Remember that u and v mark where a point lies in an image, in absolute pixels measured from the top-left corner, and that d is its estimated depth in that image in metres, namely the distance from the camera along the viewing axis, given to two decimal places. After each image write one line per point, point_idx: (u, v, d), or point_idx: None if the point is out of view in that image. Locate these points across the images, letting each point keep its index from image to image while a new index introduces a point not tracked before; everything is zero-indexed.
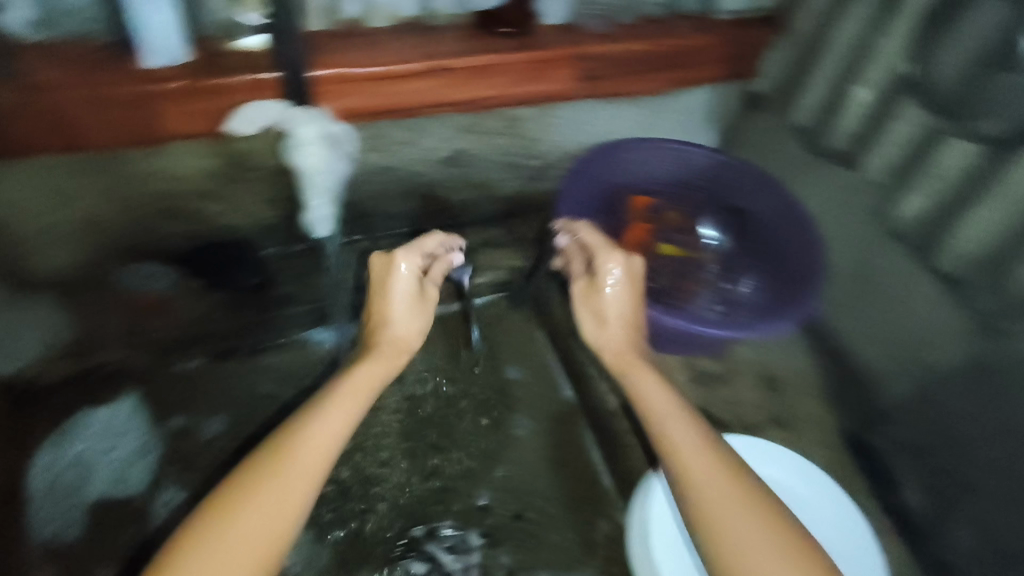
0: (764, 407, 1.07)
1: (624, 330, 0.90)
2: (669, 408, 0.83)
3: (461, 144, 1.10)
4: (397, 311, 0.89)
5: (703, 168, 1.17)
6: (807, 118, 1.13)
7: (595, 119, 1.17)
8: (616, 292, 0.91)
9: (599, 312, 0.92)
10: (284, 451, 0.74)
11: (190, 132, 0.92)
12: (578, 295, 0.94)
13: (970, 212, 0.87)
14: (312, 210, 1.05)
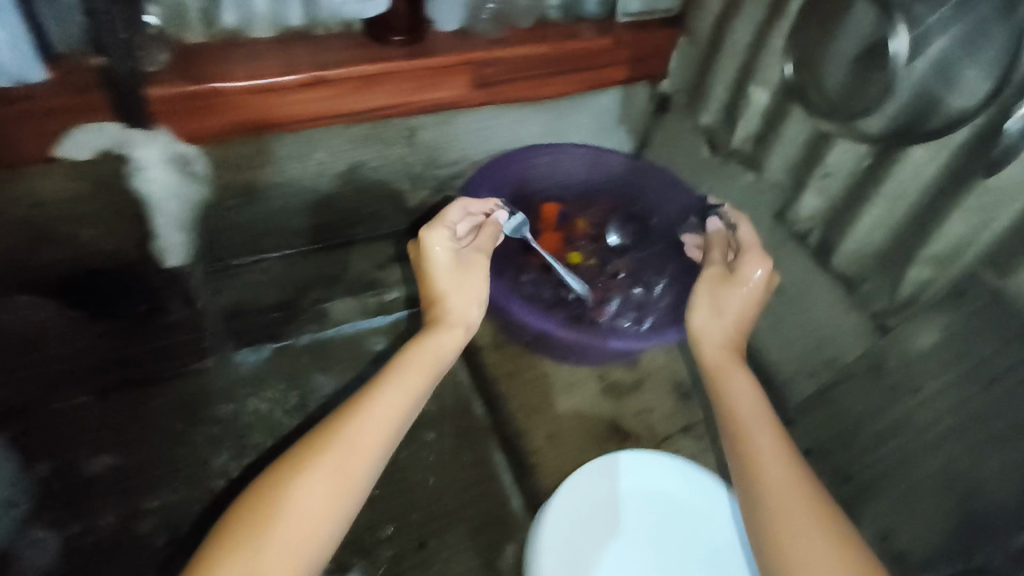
0: (676, 416, 1.03)
1: (731, 323, 0.85)
2: (744, 399, 0.80)
3: (359, 155, 1.07)
4: (456, 295, 0.87)
5: (612, 172, 1.17)
6: (711, 119, 1.12)
7: (499, 127, 1.14)
8: (752, 291, 0.84)
9: (718, 303, 0.86)
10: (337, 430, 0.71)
11: (27, 156, 0.83)
12: (705, 291, 0.87)
13: (862, 210, 0.86)
14: (163, 238, 0.99)
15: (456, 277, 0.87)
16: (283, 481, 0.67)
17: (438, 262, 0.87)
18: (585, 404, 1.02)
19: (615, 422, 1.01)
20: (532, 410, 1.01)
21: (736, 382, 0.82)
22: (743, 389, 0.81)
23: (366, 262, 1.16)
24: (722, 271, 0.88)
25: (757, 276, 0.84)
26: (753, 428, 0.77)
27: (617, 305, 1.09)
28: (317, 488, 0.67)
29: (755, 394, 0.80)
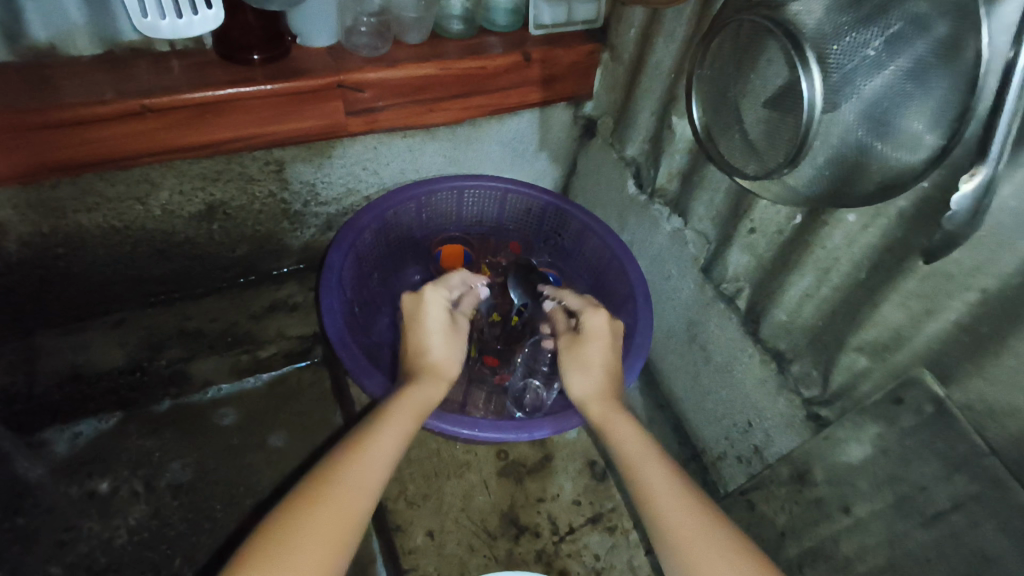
0: (587, 500, 0.88)
1: (605, 376, 0.73)
2: (633, 441, 0.65)
3: (214, 195, 0.91)
4: (447, 346, 0.74)
5: (524, 207, 1.02)
6: (636, 150, 0.96)
7: (387, 157, 0.98)
8: (599, 341, 0.76)
9: (583, 361, 0.75)
10: (330, 475, 0.57)
11: None
12: (569, 355, 0.76)
13: (789, 279, 0.72)
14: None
15: (444, 327, 0.75)
16: (270, 544, 0.51)
17: (431, 312, 0.75)
18: (478, 488, 0.87)
19: (511, 513, 0.85)
20: (412, 498, 0.85)
21: (615, 422, 0.68)
22: (628, 431, 0.67)
23: (238, 313, 1.00)
24: (571, 333, 0.79)
25: (603, 325, 0.77)
26: (641, 465, 0.63)
27: (520, 369, 0.94)
28: (312, 546, 0.51)
29: (631, 430, 0.67)
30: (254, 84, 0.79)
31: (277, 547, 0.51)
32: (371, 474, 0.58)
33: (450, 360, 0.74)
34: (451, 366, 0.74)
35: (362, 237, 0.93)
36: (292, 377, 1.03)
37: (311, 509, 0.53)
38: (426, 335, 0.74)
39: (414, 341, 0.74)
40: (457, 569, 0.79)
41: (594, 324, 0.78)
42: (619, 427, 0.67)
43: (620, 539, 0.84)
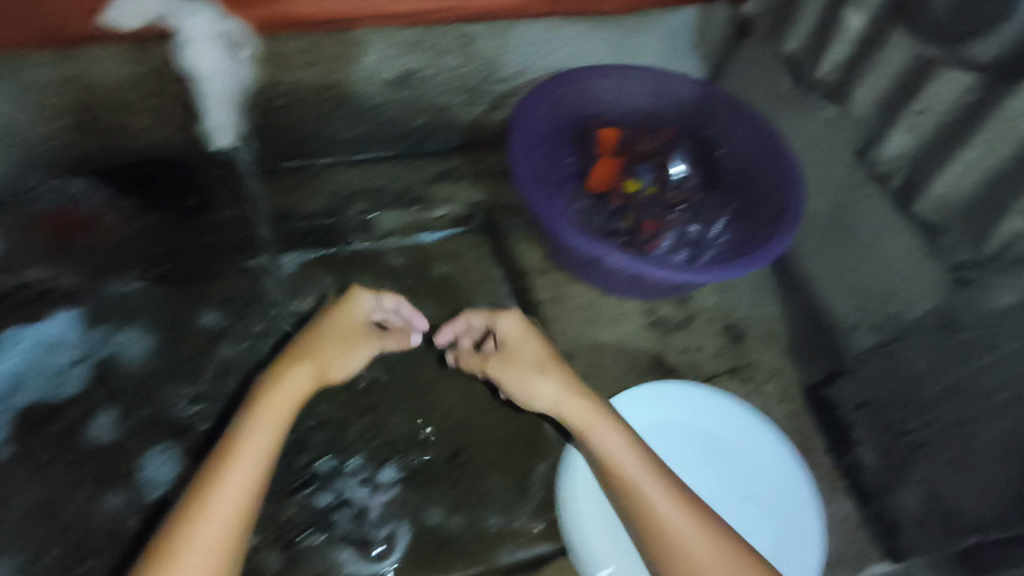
0: (724, 355, 0.99)
1: (561, 376, 0.74)
2: (622, 455, 0.70)
3: (410, 63, 1.01)
4: (339, 351, 0.78)
5: (681, 97, 1.09)
6: (797, 46, 1.03)
7: (562, 42, 1.08)
8: (535, 343, 0.77)
9: (535, 365, 0.75)
10: (194, 508, 0.64)
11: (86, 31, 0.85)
12: (514, 376, 0.74)
13: (954, 155, 0.81)
14: (212, 115, 0.97)
15: (341, 326, 0.80)
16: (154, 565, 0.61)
17: (334, 317, 0.80)
18: (629, 335, 0.99)
19: (661, 357, 0.98)
20: (575, 336, 0.98)
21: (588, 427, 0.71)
22: (616, 443, 0.71)
23: (413, 177, 1.12)
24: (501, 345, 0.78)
25: (516, 324, 0.78)
26: (640, 478, 0.69)
27: (672, 238, 1.03)
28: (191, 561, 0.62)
29: (609, 437, 0.71)
30: None
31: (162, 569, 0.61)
32: (239, 483, 0.66)
33: (345, 357, 0.78)
34: (346, 365, 0.79)
35: (540, 112, 1.03)
36: (454, 239, 1.11)
37: (179, 537, 0.62)
38: (326, 337, 0.78)
39: (309, 341, 0.77)
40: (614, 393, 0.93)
41: (512, 331, 0.78)
42: (604, 434, 0.71)
43: (752, 386, 0.97)
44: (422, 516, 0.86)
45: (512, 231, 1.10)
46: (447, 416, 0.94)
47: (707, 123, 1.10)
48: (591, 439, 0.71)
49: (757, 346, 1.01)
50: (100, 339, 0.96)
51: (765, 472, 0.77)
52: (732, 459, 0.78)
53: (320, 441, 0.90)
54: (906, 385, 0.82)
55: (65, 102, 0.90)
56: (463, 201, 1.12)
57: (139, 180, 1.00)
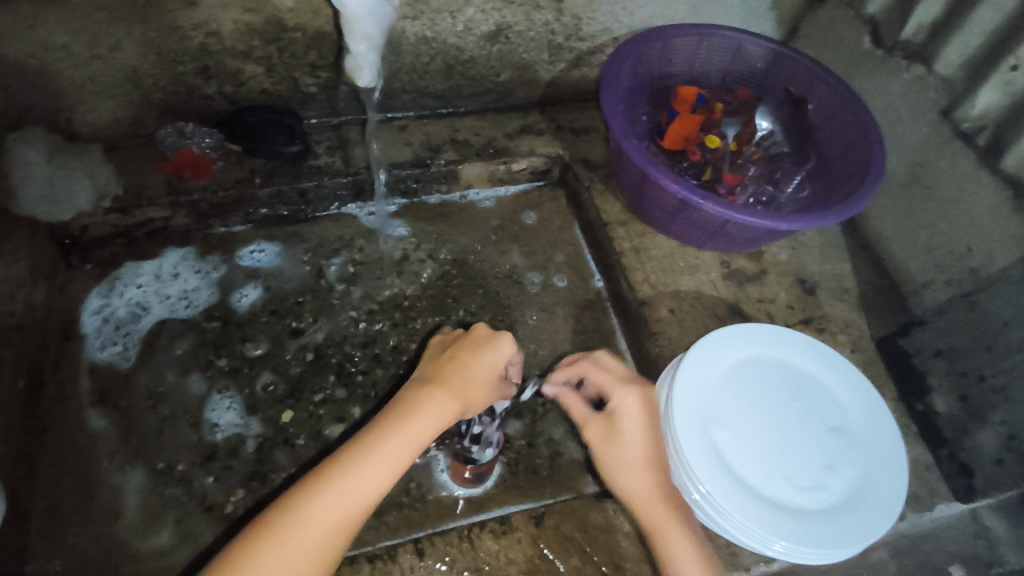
0: (798, 307, 1.02)
1: (654, 478, 0.71)
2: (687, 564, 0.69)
3: (506, 17, 1.05)
4: (474, 393, 0.71)
5: (757, 59, 1.13)
6: (879, 7, 1.05)
7: (646, 2, 1.10)
8: (639, 431, 0.72)
9: (630, 455, 0.71)
10: (306, 507, 0.62)
11: None
12: (613, 465, 0.72)
13: None
14: (356, 55, 0.76)
15: (488, 366, 0.72)
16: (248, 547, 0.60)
17: (485, 358, 0.73)
18: (706, 285, 1.03)
19: (737, 306, 1.01)
20: (656, 283, 1.02)
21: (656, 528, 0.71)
22: (682, 546, 0.70)
23: (495, 131, 1.17)
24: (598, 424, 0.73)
25: (635, 407, 0.73)
26: None
27: (750, 193, 1.06)
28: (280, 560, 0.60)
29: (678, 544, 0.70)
30: None
31: (256, 553, 0.60)
32: (350, 504, 0.63)
33: (484, 392, 0.72)
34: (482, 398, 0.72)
35: (625, 69, 1.07)
36: (533, 193, 1.20)
37: (281, 531, 0.61)
38: (474, 362, 0.72)
39: (455, 373, 0.71)
40: (696, 338, 0.97)
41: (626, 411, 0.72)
42: (673, 539, 0.70)
43: (827, 337, 0.99)
44: (516, 447, 0.92)
45: (590, 185, 1.14)
46: (532, 352, 1.02)
47: (782, 84, 1.13)
48: (664, 547, 0.70)
49: (830, 300, 1.04)
50: (216, 268, 1.05)
51: (847, 403, 0.84)
52: (818, 390, 0.84)
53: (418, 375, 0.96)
54: (1001, 335, 0.86)
55: (190, 46, 0.95)
56: (542, 156, 1.16)
57: (247, 132, 1.04)
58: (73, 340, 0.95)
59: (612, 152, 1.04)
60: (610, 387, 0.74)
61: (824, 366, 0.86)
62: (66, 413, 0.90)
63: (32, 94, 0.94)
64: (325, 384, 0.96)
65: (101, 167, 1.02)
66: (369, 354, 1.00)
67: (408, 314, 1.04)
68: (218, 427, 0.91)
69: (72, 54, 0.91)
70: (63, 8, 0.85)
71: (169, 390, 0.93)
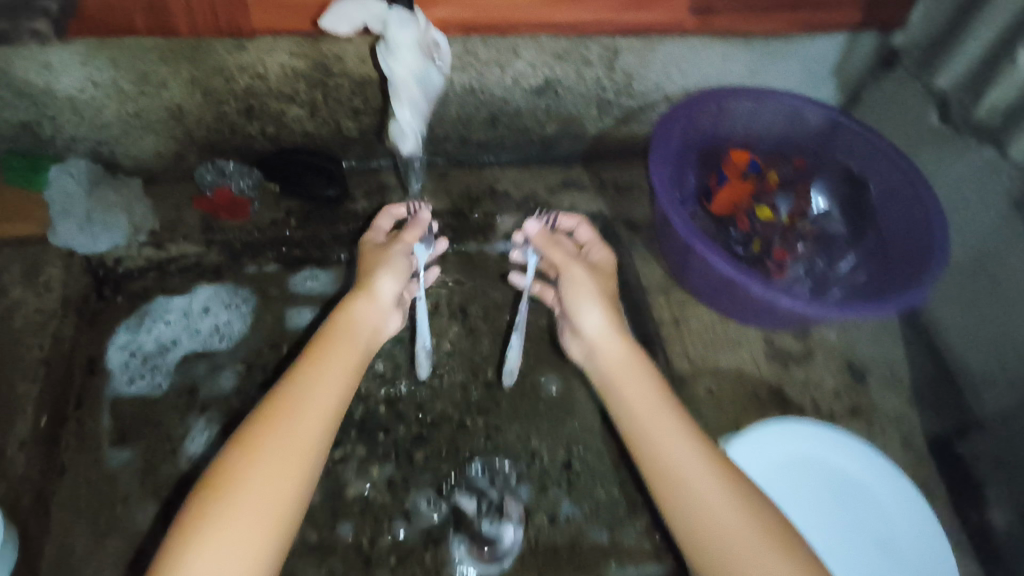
0: (846, 395, 0.96)
1: (608, 307, 0.81)
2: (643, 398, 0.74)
3: (555, 72, 1.02)
4: (386, 263, 0.82)
5: (813, 126, 1.08)
6: (950, 83, 0.99)
7: (702, 64, 1.06)
8: (600, 269, 0.87)
9: (603, 288, 0.84)
10: (282, 402, 0.67)
11: (292, 30, 0.89)
12: (577, 288, 0.83)
13: None
14: (399, 125, 0.70)
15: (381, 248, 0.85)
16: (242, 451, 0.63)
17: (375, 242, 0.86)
18: (748, 364, 0.98)
19: (781, 390, 0.96)
20: (695, 359, 0.97)
21: (617, 373, 0.77)
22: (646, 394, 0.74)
23: (537, 185, 1.15)
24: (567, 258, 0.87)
25: (606, 263, 0.89)
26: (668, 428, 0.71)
27: (800, 269, 1.01)
28: (276, 454, 0.63)
29: (644, 389, 0.74)
30: None
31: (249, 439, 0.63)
32: (323, 386, 0.69)
33: (387, 261, 0.82)
34: (391, 268, 0.82)
35: (673, 131, 1.03)
36: None
37: (268, 430, 0.64)
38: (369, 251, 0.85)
39: (363, 267, 0.83)
40: (734, 422, 0.92)
41: (600, 260, 0.89)
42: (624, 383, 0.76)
43: (877, 431, 0.93)
44: (536, 525, 0.87)
45: (631, 246, 1.10)
46: (561, 421, 0.97)
47: (840, 154, 1.08)
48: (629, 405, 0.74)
49: (882, 389, 0.97)
50: (246, 300, 1.04)
51: (895, 515, 0.78)
52: (861, 497, 0.79)
53: (440, 438, 0.94)
54: None
55: (236, 87, 0.94)
56: (583, 214, 1.13)
57: (285, 172, 1.04)
58: (97, 375, 0.94)
59: (659, 218, 1.01)
60: (591, 248, 0.91)
61: (869, 471, 0.80)
62: (84, 452, 0.88)
63: (80, 126, 0.95)
64: (345, 440, 0.93)
65: (139, 201, 1.00)
66: (393, 411, 0.96)
67: (435, 370, 1.01)
68: (198, 460, 0.90)
69: (121, 89, 0.91)
70: (116, 48, 0.86)
71: (188, 434, 0.91)
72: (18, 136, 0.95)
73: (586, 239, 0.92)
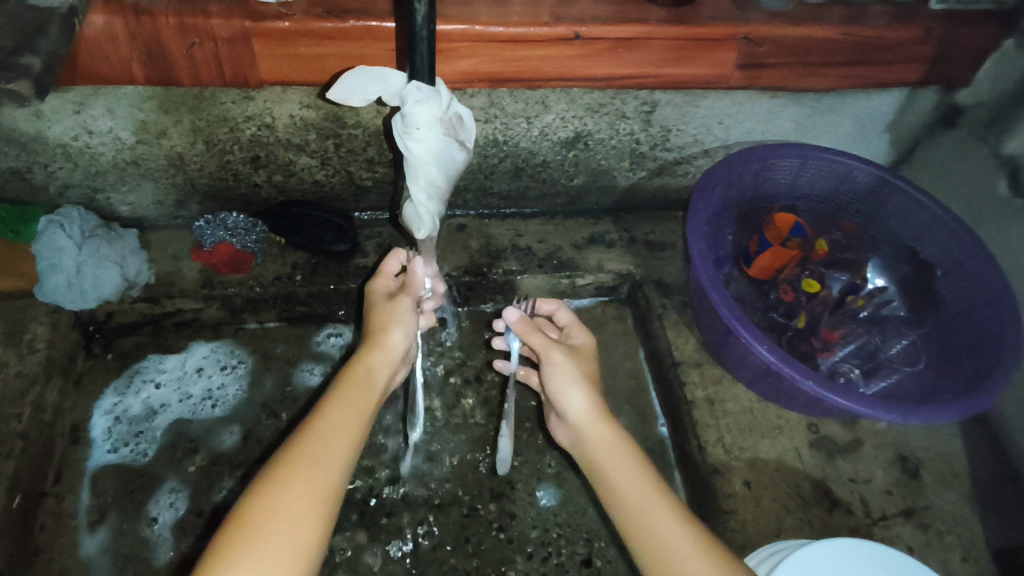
0: (898, 494, 0.87)
1: (597, 394, 0.68)
2: (648, 502, 0.60)
3: (587, 124, 0.94)
4: (394, 316, 0.70)
5: (865, 186, 0.98)
6: (1022, 149, 0.89)
7: (746, 117, 0.98)
8: (583, 350, 0.74)
9: (590, 375, 0.71)
10: (279, 480, 0.52)
11: (294, 81, 0.79)
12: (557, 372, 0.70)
13: None
14: (414, 204, 0.65)
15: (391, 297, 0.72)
16: (242, 526, 0.49)
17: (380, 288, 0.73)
18: (789, 453, 0.89)
19: (826, 486, 0.87)
20: (731, 446, 0.88)
21: (613, 471, 0.63)
22: (656, 503, 0.60)
23: (562, 239, 1.07)
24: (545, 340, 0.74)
25: (588, 343, 0.76)
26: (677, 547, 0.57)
27: (849, 349, 0.92)
28: (287, 532, 0.50)
29: (651, 497, 0.60)
30: (659, 25, 0.79)
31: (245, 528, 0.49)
32: (343, 440, 0.57)
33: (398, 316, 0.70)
34: (401, 327, 0.69)
35: (715, 191, 0.93)
36: (596, 310, 1.09)
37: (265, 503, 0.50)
38: (375, 300, 0.72)
39: (371, 318, 0.71)
40: (774, 524, 0.82)
41: (580, 342, 0.76)
42: (630, 479, 0.62)
43: (934, 538, 0.83)
44: None
45: (662, 311, 1.01)
46: (581, 510, 0.89)
47: (894, 218, 0.99)
48: (626, 507, 0.61)
49: (937, 488, 0.88)
50: (242, 361, 0.97)
51: None
52: None
53: (449, 525, 0.86)
54: None
55: (242, 137, 0.87)
56: (611, 274, 1.05)
57: (292, 224, 0.96)
58: (80, 443, 0.87)
59: (694, 287, 0.92)
60: (570, 329, 0.78)
61: None
62: (61, 533, 0.81)
63: (73, 174, 0.88)
64: (346, 525, 0.85)
65: (134, 254, 0.93)
66: (398, 493, 0.88)
67: (445, 445, 0.93)
68: (172, 539, 0.82)
69: (116, 138, 0.84)
70: (110, 95, 0.79)
71: (176, 515, 0.84)
72: (7, 182, 0.88)
73: (563, 318, 0.80)
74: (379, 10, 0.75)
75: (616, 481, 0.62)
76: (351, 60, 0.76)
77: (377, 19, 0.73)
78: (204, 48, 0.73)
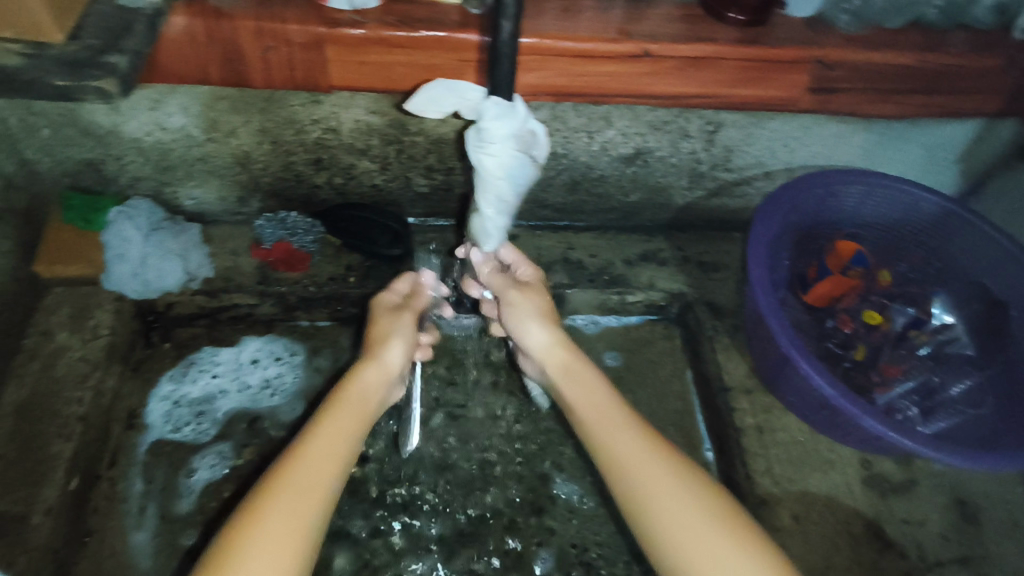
0: (955, 539, 0.83)
1: (555, 327, 0.75)
2: (617, 437, 0.63)
3: (648, 141, 0.93)
4: (393, 329, 0.74)
5: (933, 218, 0.95)
6: None
7: (811, 141, 0.96)
8: (533, 283, 0.81)
9: (543, 308, 0.78)
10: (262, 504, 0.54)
11: (363, 88, 0.79)
12: (514, 310, 0.77)
13: None
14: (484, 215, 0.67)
15: (388, 309, 0.77)
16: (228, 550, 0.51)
17: (383, 301, 0.78)
18: (840, 488, 0.86)
19: (878, 525, 0.84)
20: (781, 478, 0.86)
21: (586, 407, 0.68)
22: (625, 438, 0.63)
23: (613, 254, 1.06)
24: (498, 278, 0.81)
25: (535, 274, 0.82)
26: (645, 473, 0.60)
27: (908, 385, 0.90)
28: (274, 551, 0.51)
29: (618, 426, 0.64)
30: (732, 46, 0.78)
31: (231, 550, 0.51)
32: (328, 459, 0.59)
33: (393, 333, 0.74)
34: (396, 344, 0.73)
35: (778, 217, 0.90)
36: (644, 327, 1.07)
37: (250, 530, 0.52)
38: (374, 314, 0.76)
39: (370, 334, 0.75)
40: (822, 561, 0.80)
41: (529, 275, 0.82)
42: (601, 416, 0.66)
43: None
44: None
45: (712, 333, 1.00)
46: (621, 530, 0.88)
47: (961, 253, 0.96)
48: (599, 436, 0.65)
49: (996, 536, 0.84)
50: (296, 353, 0.99)
51: None
52: None
53: (488, 536, 0.86)
54: None
55: (307, 139, 0.88)
56: (662, 292, 1.03)
57: (349, 226, 0.98)
58: (135, 428, 0.90)
59: (749, 312, 0.90)
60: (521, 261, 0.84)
61: None
62: (112, 517, 0.83)
63: (143, 167, 0.91)
64: (388, 528, 0.85)
65: (196, 247, 0.96)
66: (439, 499, 0.88)
67: (487, 455, 0.93)
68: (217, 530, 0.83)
69: (187, 134, 0.86)
70: (185, 93, 0.81)
71: (223, 507, 0.85)
72: (81, 172, 0.91)
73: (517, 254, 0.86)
74: (451, 21, 0.75)
75: (586, 414, 0.67)
76: (421, 69, 0.77)
77: (452, 30, 0.74)
78: (278, 50, 0.75)
